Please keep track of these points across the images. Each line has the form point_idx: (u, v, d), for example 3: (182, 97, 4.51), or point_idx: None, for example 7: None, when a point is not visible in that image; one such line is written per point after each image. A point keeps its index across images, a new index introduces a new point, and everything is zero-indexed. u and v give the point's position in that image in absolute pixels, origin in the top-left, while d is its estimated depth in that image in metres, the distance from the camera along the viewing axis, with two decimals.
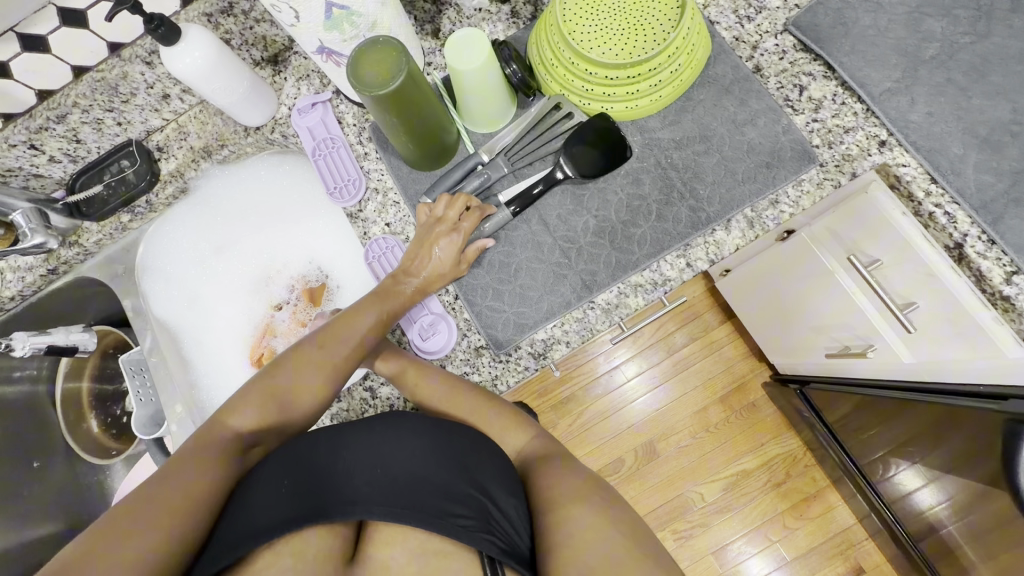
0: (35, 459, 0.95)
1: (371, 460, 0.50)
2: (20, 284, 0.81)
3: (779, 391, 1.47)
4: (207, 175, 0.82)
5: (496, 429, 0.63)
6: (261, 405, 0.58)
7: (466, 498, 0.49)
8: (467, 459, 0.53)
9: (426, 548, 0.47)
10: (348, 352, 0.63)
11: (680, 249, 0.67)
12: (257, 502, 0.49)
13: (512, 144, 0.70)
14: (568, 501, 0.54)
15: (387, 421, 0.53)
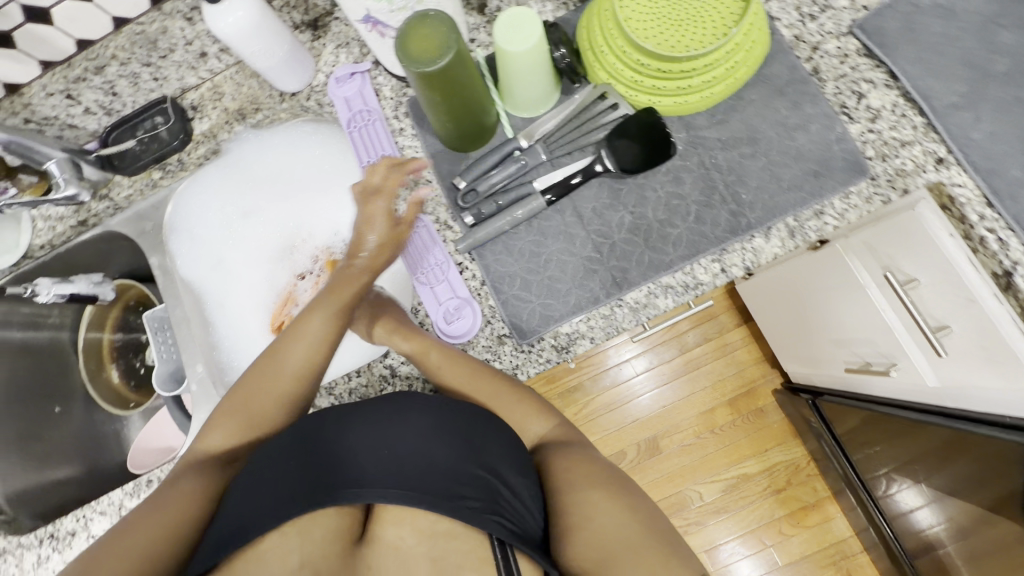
0: (56, 404, 0.97)
1: (378, 446, 0.57)
2: (51, 234, 0.84)
3: (790, 400, 1.47)
4: (240, 138, 0.81)
5: (518, 419, 0.66)
6: (232, 421, 0.62)
7: (471, 479, 0.55)
8: (470, 442, 0.58)
9: (437, 530, 0.53)
10: (294, 362, 0.62)
11: (716, 253, 0.65)
12: (275, 482, 0.55)
13: (553, 131, 0.69)
14: (576, 488, 0.60)
15: (392, 410, 0.60)
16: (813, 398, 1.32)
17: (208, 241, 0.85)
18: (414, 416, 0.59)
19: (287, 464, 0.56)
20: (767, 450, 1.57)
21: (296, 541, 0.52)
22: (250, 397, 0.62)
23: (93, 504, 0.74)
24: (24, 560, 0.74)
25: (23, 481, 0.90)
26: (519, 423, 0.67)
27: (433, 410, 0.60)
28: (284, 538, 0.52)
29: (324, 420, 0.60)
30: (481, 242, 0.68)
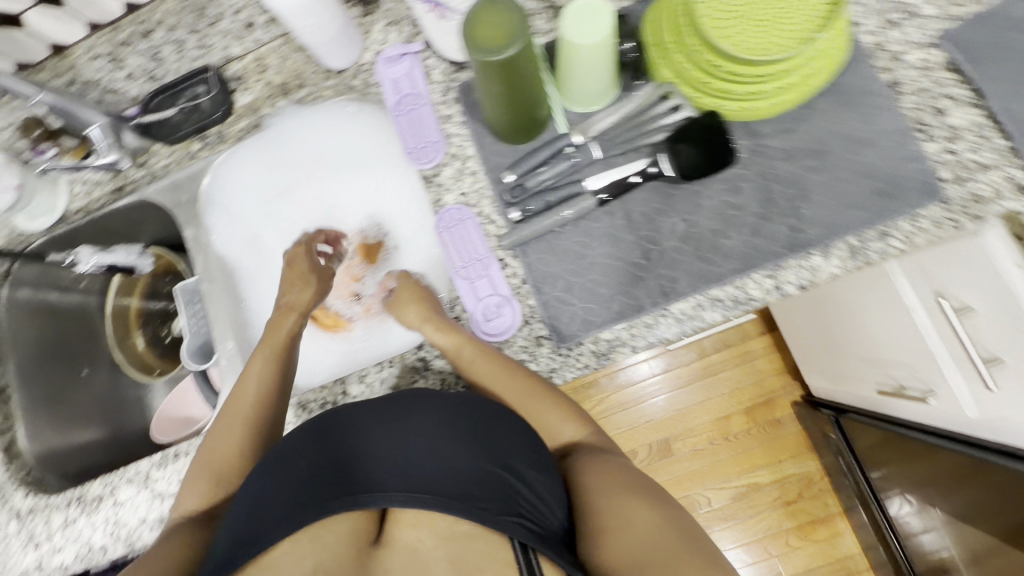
0: (84, 367, 0.98)
1: (392, 447, 0.56)
2: (87, 198, 0.83)
3: (809, 414, 1.45)
4: (281, 113, 0.79)
5: (553, 422, 0.66)
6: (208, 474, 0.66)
7: (485, 480, 0.54)
8: (482, 442, 0.57)
9: (455, 531, 0.52)
10: (245, 409, 0.68)
11: (770, 269, 0.62)
12: (290, 483, 0.56)
13: (608, 130, 0.66)
14: (603, 496, 0.58)
15: (403, 411, 0.59)
16: (836, 415, 1.30)
17: (243, 216, 0.83)
18: (418, 418, 0.58)
19: (301, 466, 0.57)
20: (780, 461, 1.55)
21: (310, 544, 0.52)
22: (213, 449, 0.67)
23: (121, 472, 0.74)
24: (51, 521, 0.75)
25: (55, 441, 0.90)
26: (553, 427, 0.66)
27: (444, 409, 0.59)
28: (299, 541, 0.52)
29: (335, 419, 0.60)
30: (526, 239, 0.66)
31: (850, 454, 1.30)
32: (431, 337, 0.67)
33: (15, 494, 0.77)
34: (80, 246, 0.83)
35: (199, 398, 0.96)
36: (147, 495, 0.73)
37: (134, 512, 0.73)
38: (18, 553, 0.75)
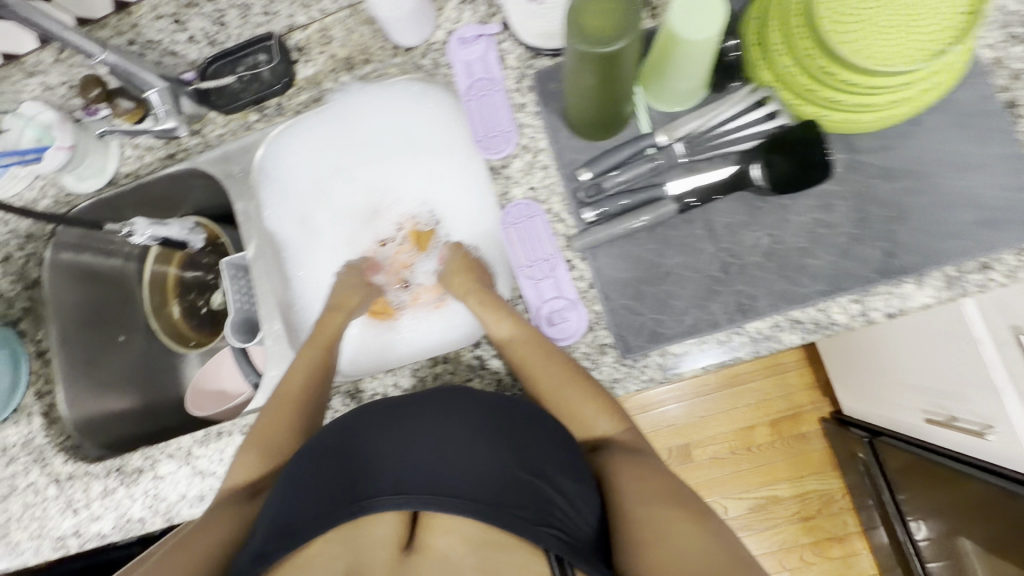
0: (120, 333, 0.95)
1: (423, 450, 0.56)
2: (138, 162, 0.81)
3: (837, 433, 1.42)
4: (345, 89, 0.76)
5: (583, 413, 0.62)
6: (245, 458, 0.65)
7: (519, 488, 0.53)
8: (515, 449, 0.57)
9: (484, 538, 0.51)
10: (298, 391, 0.68)
11: (857, 293, 0.59)
12: (324, 484, 0.56)
13: (695, 133, 0.63)
14: (637, 507, 0.55)
15: (435, 417, 0.59)
16: (870, 437, 1.27)
17: (299, 193, 0.82)
18: (453, 420, 0.59)
19: (334, 467, 0.57)
20: (802, 476, 1.52)
21: (340, 547, 0.52)
22: (261, 429, 0.67)
23: (161, 446, 0.73)
24: (91, 489, 0.74)
25: (92, 407, 0.86)
26: (584, 417, 0.62)
27: (476, 415, 0.59)
28: (331, 542, 0.53)
29: (366, 421, 0.61)
30: (599, 241, 0.63)
31: (880, 477, 1.26)
32: (494, 327, 0.66)
33: (55, 459, 0.76)
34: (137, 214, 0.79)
35: (234, 372, 0.95)
36: (187, 472, 0.72)
37: (174, 487, 0.72)
38: (56, 517, 0.75)
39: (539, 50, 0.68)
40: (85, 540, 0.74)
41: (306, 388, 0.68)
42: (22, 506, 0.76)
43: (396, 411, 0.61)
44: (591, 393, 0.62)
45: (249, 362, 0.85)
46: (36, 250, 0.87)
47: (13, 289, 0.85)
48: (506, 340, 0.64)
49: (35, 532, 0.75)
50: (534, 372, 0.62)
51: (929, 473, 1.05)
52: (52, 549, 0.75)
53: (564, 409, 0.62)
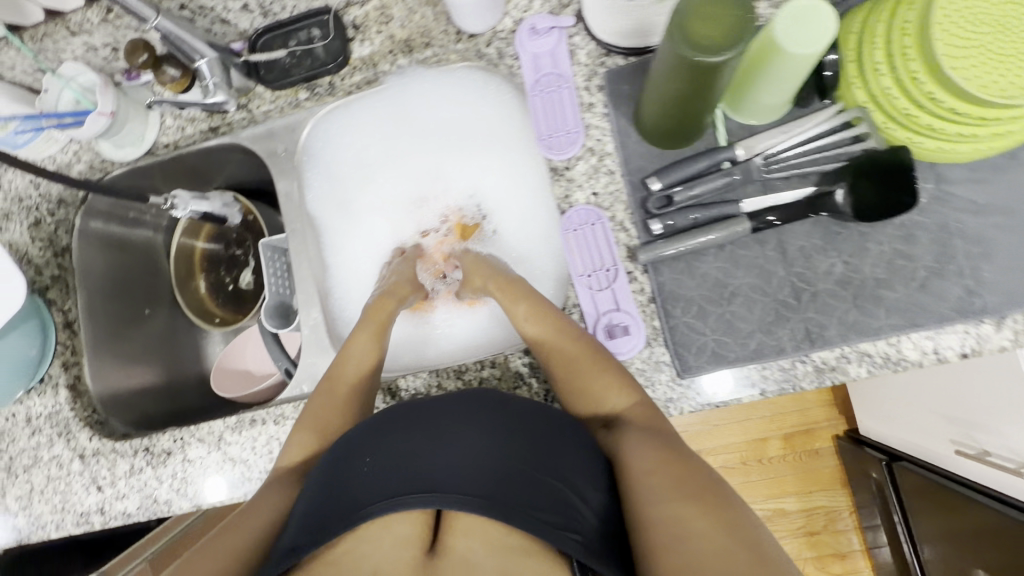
0: (145, 306, 0.93)
1: (433, 447, 0.51)
2: (178, 134, 0.78)
3: (851, 453, 1.41)
4: (402, 73, 0.73)
5: (597, 386, 0.59)
6: (302, 440, 0.61)
7: (546, 492, 0.48)
8: (538, 447, 0.52)
9: (508, 543, 0.46)
10: (350, 377, 0.65)
11: (932, 330, 0.57)
12: (338, 484, 0.52)
13: (776, 148, 0.60)
14: (653, 494, 0.49)
15: (446, 412, 0.55)
16: (889, 460, 1.24)
17: (346, 176, 0.79)
18: (451, 420, 0.54)
19: (349, 468, 0.53)
20: (811, 492, 1.52)
21: (367, 548, 0.48)
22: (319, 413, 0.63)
23: (192, 430, 0.71)
24: (117, 466, 0.73)
25: (117, 382, 0.83)
26: (597, 394, 0.59)
27: (479, 409, 0.54)
28: (356, 543, 0.49)
29: (379, 420, 0.56)
30: (665, 256, 0.60)
31: (895, 499, 1.24)
32: (523, 326, 0.65)
33: (81, 433, 0.75)
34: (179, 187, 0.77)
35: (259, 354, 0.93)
36: (218, 458, 0.70)
37: (203, 472, 0.70)
38: (81, 493, 0.73)
39: (613, 47, 0.65)
40: (108, 518, 0.72)
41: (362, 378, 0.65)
42: (45, 478, 0.74)
43: (416, 407, 0.57)
44: (614, 374, 0.59)
45: (279, 348, 0.81)
46: (67, 216, 0.83)
47: (42, 255, 0.81)
48: (537, 338, 0.63)
49: (58, 505, 0.74)
50: (569, 368, 0.61)
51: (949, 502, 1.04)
52: (75, 524, 0.73)
53: (586, 394, 0.59)
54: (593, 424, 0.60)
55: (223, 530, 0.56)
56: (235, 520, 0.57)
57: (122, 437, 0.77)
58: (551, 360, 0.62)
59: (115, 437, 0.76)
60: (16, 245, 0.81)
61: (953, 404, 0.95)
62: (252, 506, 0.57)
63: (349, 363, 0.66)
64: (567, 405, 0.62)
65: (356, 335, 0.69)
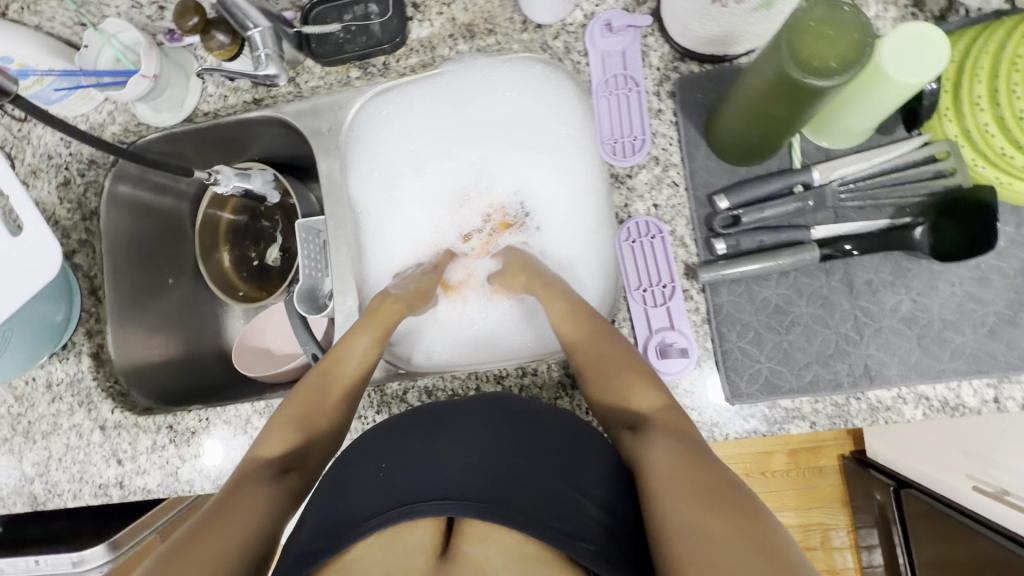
0: (169, 276, 0.90)
1: (452, 450, 0.48)
2: (219, 103, 0.74)
3: (856, 474, 1.37)
4: (459, 58, 0.70)
5: (619, 387, 0.56)
6: (281, 436, 0.57)
7: (565, 502, 0.45)
8: (559, 459, 0.49)
9: (525, 552, 0.41)
10: (347, 372, 0.63)
11: (995, 378, 0.55)
12: (349, 486, 0.49)
13: (853, 176, 0.57)
14: (673, 503, 0.43)
15: (463, 418, 0.52)
16: (896, 485, 1.20)
17: (390, 160, 0.77)
18: (456, 425, 0.51)
19: (362, 470, 0.49)
20: (810, 508, 1.47)
21: (378, 554, 0.43)
22: (307, 400, 0.60)
23: (219, 411, 0.70)
24: (139, 441, 0.71)
25: (139, 354, 0.81)
26: (622, 396, 0.55)
27: (487, 415, 0.53)
28: (369, 548, 0.44)
29: (398, 424, 0.54)
30: (726, 278, 0.58)
31: (898, 523, 1.20)
32: (562, 328, 0.62)
33: (103, 404, 0.73)
34: (223, 164, 0.77)
35: (281, 334, 0.90)
36: (244, 442, 0.69)
37: (228, 455, 0.69)
38: (100, 465, 0.72)
39: (689, 53, 0.62)
40: (127, 493, 0.71)
41: (359, 377, 0.63)
42: (64, 447, 0.73)
43: (439, 408, 0.55)
44: (642, 377, 0.56)
45: (308, 331, 0.76)
46: (97, 178, 0.80)
47: (70, 218, 0.79)
48: (573, 343, 0.61)
49: (76, 475, 0.72)
50: (590, 376, 0.58)
51: (948, 531, 1.02)
52: (92, 495, 0.72)
53: (613, 392, 0.56)
54: (617, 426, 0.55)
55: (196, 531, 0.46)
56: (204, 522, 0.47)
57: (145, 411, 0.76)
58: (581, 365, 0.59)
59: (138, 411, 0.75)
60: (45, 204, 0.78)
61: (975, 440, 0.93)
62: (226, 507, 0.49)
63: (352, 362, 0.64)
64: (596, 409, 0.58)
65: (353, 333, 0.65)
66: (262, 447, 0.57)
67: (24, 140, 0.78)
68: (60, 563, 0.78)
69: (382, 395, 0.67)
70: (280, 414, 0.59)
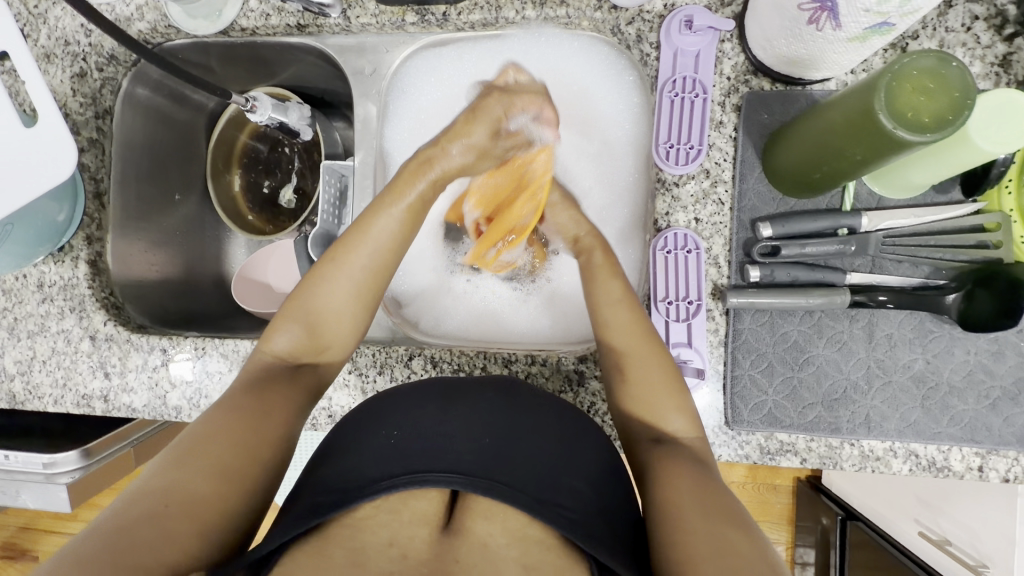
0: (176, 192, 0.86)
1: (467, 431, 0.48)
2: (259, 23, 0.69)
3: (807, 496, 1.35)
4: (525, 23, 0.66)
5: (656, 403, 0.53)
6: (287, 331, 0.56)
7: (568, 491, 0.46)
8: (562, 453, 0.49)
9: (527, 534, 0.42)
10: (360, 257, 0.58)
11: (985, 449, 0.57)
12: (359, 447, 0.48)
13: (900, 230, 0.56)
14: (686, 508, 0.44)
15: (477, 399, 0.52)
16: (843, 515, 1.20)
17: (429, 113, 0.75)
18: (468, 409, 0.50)
19: (372, 432, 0.49)
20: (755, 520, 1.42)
21: (386, 517, 0.42)
22: (320, 301, 0.57)
23: (218, 343, 0.69)
24: (129, 358, 0.70)
25: (136, 270, 0.78)
26: (654, 409, 0.53)
27: (512, 407, 0.52)
28: (376, 511, 0.43)
29: (413, 394, 0.53)
30: (752, 306, 0.58)
31: (838, 547, 1.21)
32: (602, 296, 0.59)
33: (95, 315, 0.71)
34: (260, 93, 0.73)
35: (282, 272, 0.87)
36: None
37: (220, 388, 0.68)
38: (86, 375, 0.70)
39: (764, 68, 0.59)
40: (111, 407, 0.70)
41: (376, 273, 0.58)
42: (49, 350, 0.71)
43: (451, 386, 0.54)
44: (674, 393, 0.53)
45: None
46: (115, 75, 0.75)
47: (82, 113, 0.74)
48: (607, 325, 0.57)
49: (59, 381, 0.71)
50: (627, 364, 0.55)
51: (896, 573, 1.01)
52: (74, 404, 0.71)
53: (625, 360, 0.55)
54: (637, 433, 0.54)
55: (207, 445, 0.47)
56: (229, 423, 0.49)
57: (139, 328, 0.74)
58: (620, 360, 0.55)
59: (131, 327, 0.73)
60: (58, 93, 0.73)
61: (932, 490, 0.97)
62: (241, 413, 0.50)
63: (360, 256, 0.58)
64: (618, 414, 0.56)
65: (375, 210, 0.60)
66: (270, 336, 0.57)
67: (40, 19, 0.72)
68: (31, 463, 0.77)
69: (387, 357, 0.66)
70: (293, 299, 0.57)
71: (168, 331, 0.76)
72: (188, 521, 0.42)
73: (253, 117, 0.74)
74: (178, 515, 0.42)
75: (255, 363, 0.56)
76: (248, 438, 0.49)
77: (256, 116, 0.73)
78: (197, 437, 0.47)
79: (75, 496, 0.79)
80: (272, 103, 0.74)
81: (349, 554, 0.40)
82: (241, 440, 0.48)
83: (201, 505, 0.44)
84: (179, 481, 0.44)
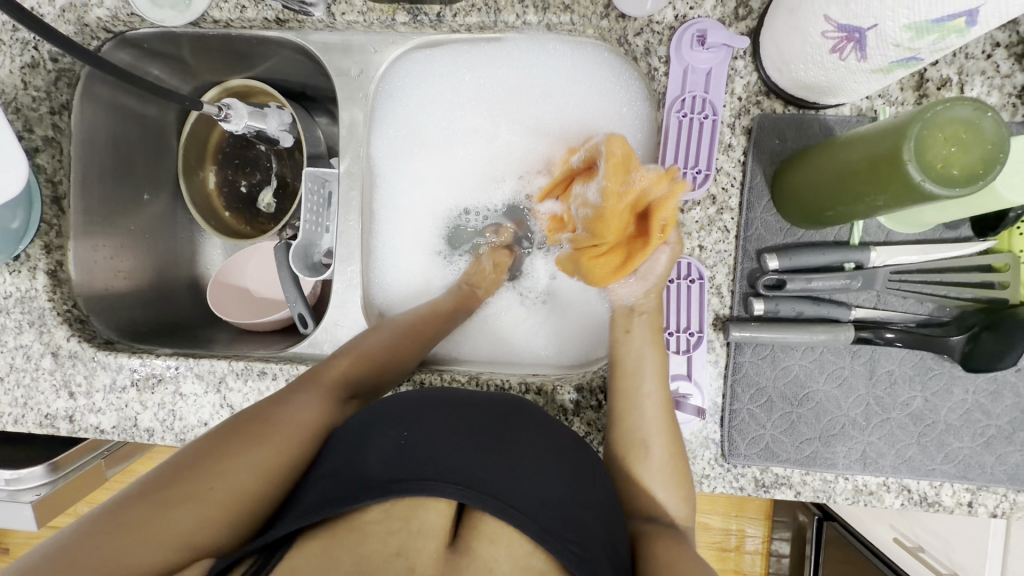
0: (145, 191, 0.79)
1: (483, 442, 0.44)
2: (234, 14, 0.63)
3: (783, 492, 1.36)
4: (525, 29, 0.62)
5: (658, 472, 0.52)
6: (345, 357, 0.55)
7: (578, 521, 0.42)
8: (569, 481, 0.44)
9: (533, 566, 0.39)
10: (428, 330, 0.62)
11: (976, 485, 0.57)
12: (366, 444, 0.44)
13: (910, 264, 0.55)
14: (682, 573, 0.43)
15: (498, 412, 0.48)
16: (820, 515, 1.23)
17: (420, 118, 0.70)
18: (493, 421, 0.46)
19: (378, 435, 0.44)
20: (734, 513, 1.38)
21: (393, 524, 0.39)
22: (381, 342, 0.58)
23: (193, 363, 0.65)
24: (96, 377, 0.66)
25: (102, 280, 0.73)
26: (654, 476, 0.52)
27: (564, 436, 0.48)
28: (384, 515, 0.39)
29: (425, 397, 0.48)
30: (754, 341, 0.56)
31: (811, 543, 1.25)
32: (622, 354, 0.55)
33: (58, 330, 0.66)
34: (233, 98, 0.69)
35: (261, 279, 0.82)
36: (215, 400, 0.64)
37: (196, 411, 0.65)
38: (48, 394, 0.66)
39: (777, 88, 0.56)
40: (77, 428, 0.66)
41: (427, 330, 0.62)
42: (7, 366, 0.66)
43: (460, 396, 0.49)
44: (668, 442, 0.52)
45: (296, 289, 0.69)
46: (72, 66, 0.68)
47: (35, 109, 0.68)
48: (645, 393, 0.53)
49: (19, 400, 0.66)
50: (645, 400, 0.53)
51: None
52: (36, 424, 0.67)
53: (634, 436, 0.52)
54: (642, 465, 0.52)
55: (215, 445, 0.44)
56: (263, 421, 0.46)
57: (107, 344, 0.69)
58: (643, 436, 0.52)
59: (98, 343, 0.68)
60: (2, 84, 0.67)
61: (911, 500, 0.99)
62: (271, 420, 0.47)
63: (423, 327, 0.62)
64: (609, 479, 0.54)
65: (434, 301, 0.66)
66: (329, 361, 0.55)
67: None
68: None
69: None
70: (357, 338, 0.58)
71: (138, 346, 0.71)
72: (204, 509, 0.41)
73: (227, 126, 0.71)
74: (197, 504, 0.40)
75: (306, 375, 0.53)
76: (287, 443, 0.46)
77: (227, 123, 0.69)
78: (233, 430, 0.45)
79: (43, 513, 0.74)
80: (247, 110, 0.70)
81: (355, 559, 0.37)
82: (276, 441, 0.45)
83: (220, 498, 0.41)
84: (202, 468, 0.42)
